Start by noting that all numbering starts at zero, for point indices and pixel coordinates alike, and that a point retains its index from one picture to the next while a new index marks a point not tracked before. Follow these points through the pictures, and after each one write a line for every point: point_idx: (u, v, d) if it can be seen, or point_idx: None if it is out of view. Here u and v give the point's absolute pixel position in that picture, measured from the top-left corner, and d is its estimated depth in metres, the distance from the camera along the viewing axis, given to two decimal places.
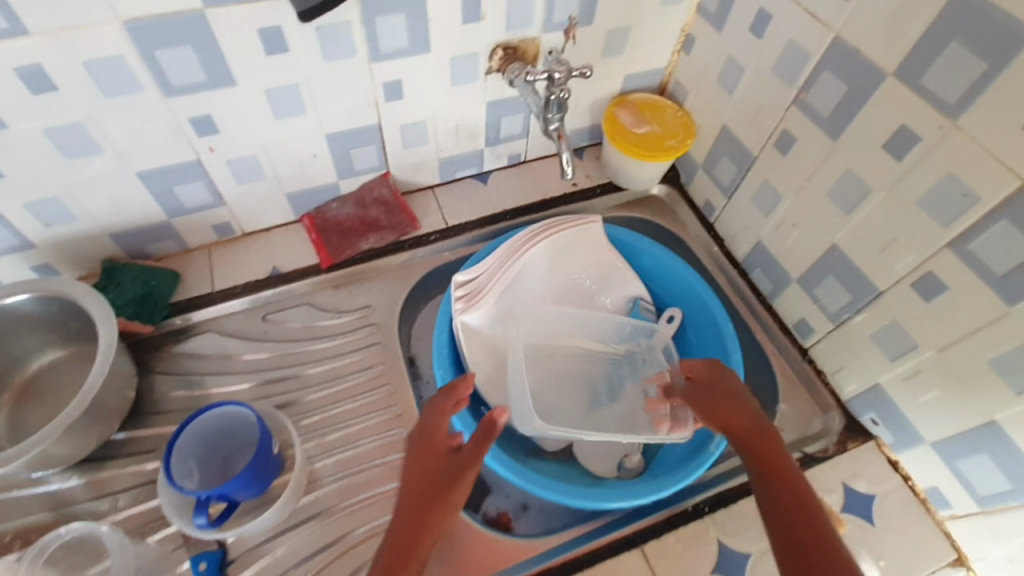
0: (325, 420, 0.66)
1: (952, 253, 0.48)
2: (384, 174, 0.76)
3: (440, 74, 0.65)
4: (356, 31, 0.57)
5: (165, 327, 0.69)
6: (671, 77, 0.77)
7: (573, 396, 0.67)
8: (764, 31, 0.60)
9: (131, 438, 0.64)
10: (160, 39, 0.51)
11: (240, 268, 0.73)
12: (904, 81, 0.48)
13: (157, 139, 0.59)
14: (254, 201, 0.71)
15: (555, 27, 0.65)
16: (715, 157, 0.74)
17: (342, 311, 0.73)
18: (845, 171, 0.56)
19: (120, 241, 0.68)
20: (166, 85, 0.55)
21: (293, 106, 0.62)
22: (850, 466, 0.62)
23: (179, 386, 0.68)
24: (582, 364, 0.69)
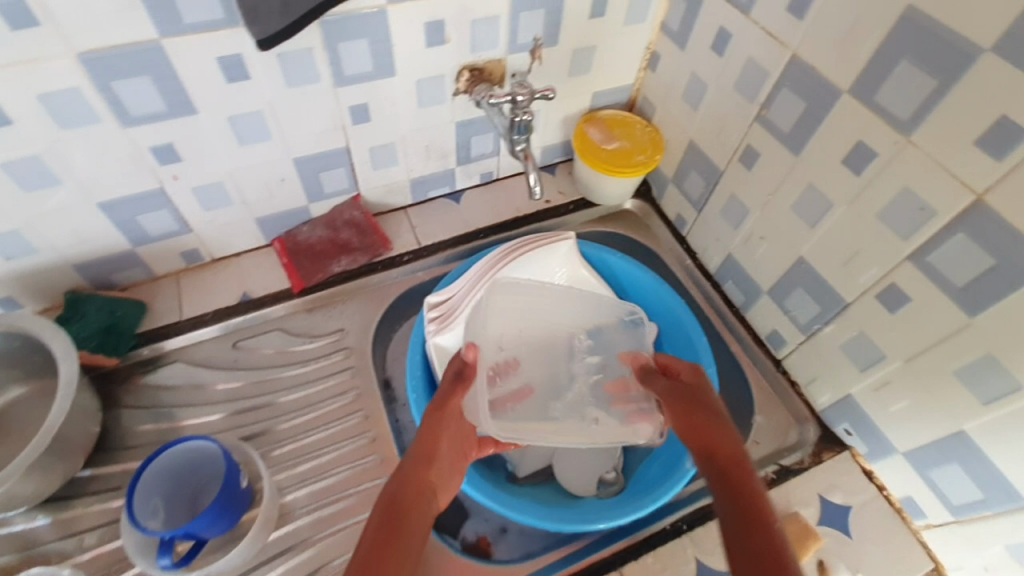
0: (298, 449, 0.65)
1: (912, 265, 0.49)
2: (355, 196, 0.75)
3: (407, 97, 0.66)
4: (319, 56, 0.57)
5: (132, 358, 0.68)
6: (639, 94, 0.78)
7: (545, 393, 0.60)
8: (725, 49, 0.61)
9: (97, 475, 0.63)
10: (117, 70, 0.51)
11: (210, 295, 0.72)
12: (858, 98, 0.49)
13: (119, 168, 0.58)
14: (222, 227, 0.70)
15: (520, 47, 0.66)
16: (684, 171, 0.75)
17: (315, 336, 0.72)
18: (807, 185, 0.57)
19: (84, 272, 0.67)
20: (125, 115, 0.54)
21: (258, 132, 0.62)
22: (826, 477, 0.62)
23: (148, 419, 0.66)
24: (554, 359, 0.63)
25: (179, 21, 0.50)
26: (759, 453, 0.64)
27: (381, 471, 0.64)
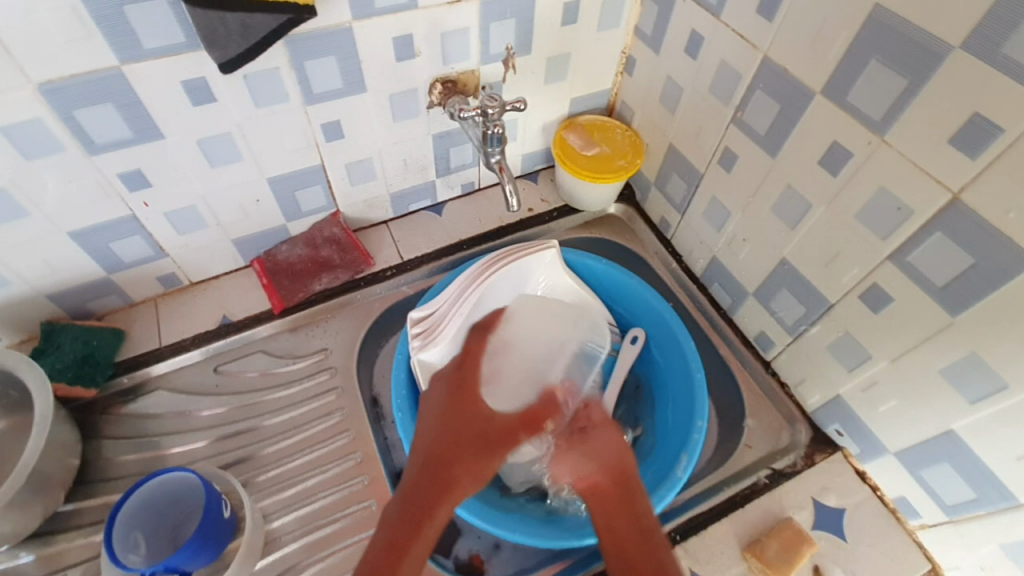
0: (284, 474, 0.64)
1: (893, 265, 0.49)
2: (334, 213, 0.74)
3: (380, 112, 0.65)
4: (286, 76, 0.57)
5: (111, 388, 0.66)
6: (617, 98, 0.78)
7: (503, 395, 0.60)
8: (698, 52, 0.61)
9: (79, 508, 0.61)
10: (79, 99, 0.50)
11: (189, 319, 0.71)
12: (831, 98, 0.48)
13: (87, 197, 0.57)
14: (199, 250, 0.69)
15: (492, 58, 0.65)
16: (665, 175, 0.74)
17: (299, 356, 0.71)
18: (786, 187, 0.56)
19: (60, 302, 0.65)
20: (90, 144, 0.53)
21: (229, 153, 0.61)
22: (820, 479, 0.61)
23: (131, 449, 0.65)
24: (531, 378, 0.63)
25: (139, 47, 0.49)
26: (751, 458, 0.64)
27: (369, 493, 0.63)
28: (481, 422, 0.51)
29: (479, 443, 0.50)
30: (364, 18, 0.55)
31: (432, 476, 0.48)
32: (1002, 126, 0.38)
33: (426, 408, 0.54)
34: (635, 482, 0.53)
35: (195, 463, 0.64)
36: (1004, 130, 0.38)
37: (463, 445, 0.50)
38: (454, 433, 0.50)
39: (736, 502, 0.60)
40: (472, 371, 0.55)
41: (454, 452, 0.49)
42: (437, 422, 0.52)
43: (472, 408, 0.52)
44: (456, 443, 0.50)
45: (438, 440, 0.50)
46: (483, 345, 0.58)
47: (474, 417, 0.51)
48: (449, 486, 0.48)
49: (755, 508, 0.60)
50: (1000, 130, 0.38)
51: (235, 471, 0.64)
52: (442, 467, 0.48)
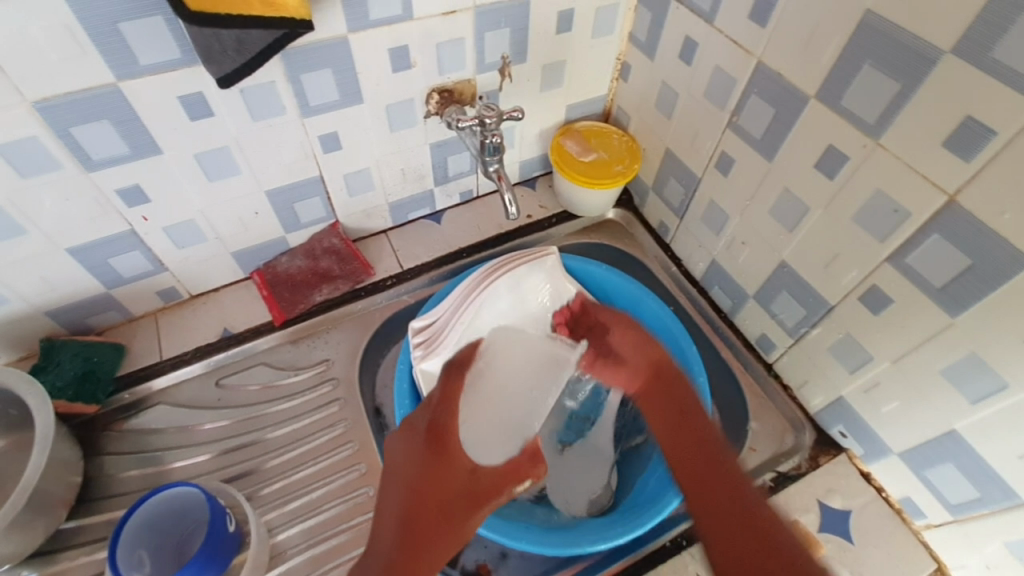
0: (288, 486, 0.64)
1: (891, 266, 0.49)
2: (333, 223, 0.74)
3: (377, 123, 0.65)
4: (283, 89, 0.57)
5: (113, 404, 0.66)
6: (613, 103, 0.78)
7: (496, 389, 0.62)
8: (692, 58, 0.61)
9: (82, 526, 0.60)
10: (76, 116, 0.50)
11: (190, 333, 0.71)
12: (826, 102, 0.49)
13: (85, 214, 0.57)
14: (198, 264, 0.69)
15: (488, 67, 0.66)
16: (663, 179, 0.74)
17: (301, 368, 0.71)
18: (783, 190, 0.57)
19: (60, 318, 0.65)
20: (87, 160, 0.53)
21: (226, 167, 0.61)
22: (825, 481, 0.62)
23: (134, 464, 0.64)
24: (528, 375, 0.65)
25: (134, 64, 0.49)
26: (757, 461, 0.64)
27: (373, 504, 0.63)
28: (465, 475, 0.51)
29: (463, 494, 0.49)
30: (359, 30, 0.55)
31: (417, 526, 0.46)
32: (994, 128, 0.39)
33: (393, 460, 0.51)
34: (672, 377, 0.60)
35: (198, 478, 0.64)
36: (997, 133, 0.38)
37: (447, 496, 0.49)
38: (434, 482, 0.49)
39: None
40: (448, 415, 0.54)
41: (437, 511, 0.48)
42: (416, 474, 0.49)
43: (454, 456, 0.51)
44: (443, 491, 0.49)
45: (420, 496, 0.48)
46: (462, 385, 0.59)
47: (457, 464, 0.51)
48: (432, 547, 0.45)
49: None
50: (993, 132, 0.39)
51: (239, 485, 0.64)
52: (421, 524, 0.47)
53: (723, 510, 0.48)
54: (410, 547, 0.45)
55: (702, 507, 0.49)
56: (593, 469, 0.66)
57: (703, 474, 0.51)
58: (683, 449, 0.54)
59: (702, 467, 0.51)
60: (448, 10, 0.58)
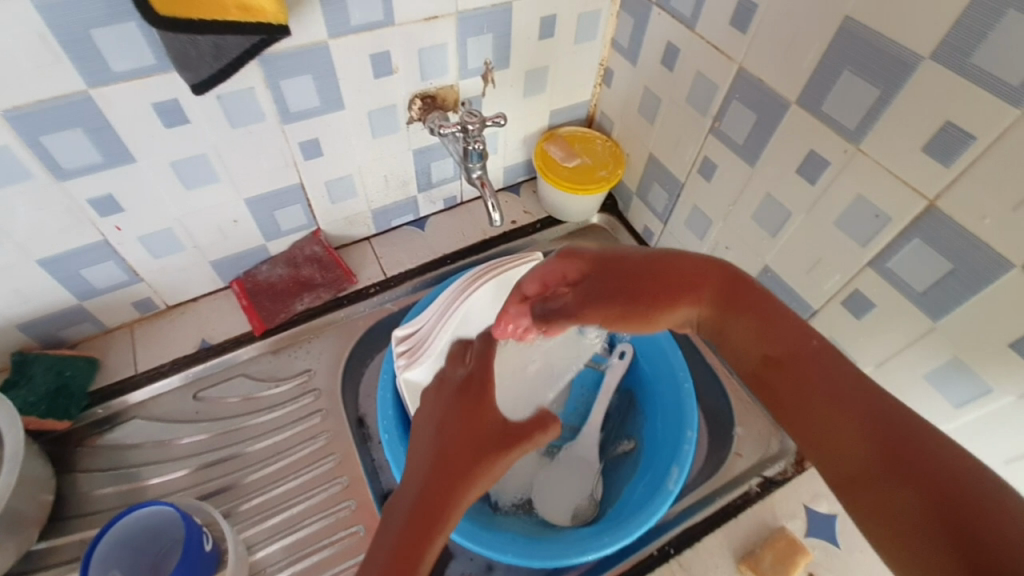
0: (269, 502, 0.62)
1: (873, 271, 0.49)
2: (315, 231, 0.73)
3: (358, 129, 0.64)
4: (261, 95, 0.56)
5: (86, 419, 0.64)
6: (597, 109, 0.78)
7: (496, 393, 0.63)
8: (674, 64, 0.61)
9: (53, 547, 0.58)
10: (46, 124, 0.48)
11: (167, 344, 0.69)
12: (807, 108, 0.49)
13: (57, 223, 0.56)
14: (175, 274, 0.68)
15: (471, 73, 0.65)
16: (647, 184, 0.74)
17: (282, 380, 0.69)
18: (765, 195, 0.57)
19: (31, 331, 0.63)
20: (58, 169, 0.52)
21: (203, 175, 0.60)
22: (811, 486, 0.62)
23: (109, 481, 0.62)
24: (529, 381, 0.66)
25: (107, 70, 0.48)
26: (743, 466, 0.63)
27: (357, 518, 0.61)
28: (499, 422, 0.43)
29: (494, 437, 0.42)
30: (339, 36, 0.54)
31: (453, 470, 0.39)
32: (973, 134, 0.39)
33: (422, 413, 0.46)
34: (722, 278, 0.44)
35: (175, 494, 0.62)
36: (976, 138, 0.39)
37: (479, 436, 0.42)
38: (469, 427, 0.42)
39: (729, 512, 0.60)
40: (481, 371, 0.47)
41: (470, 451, 0.41)
42: (442, 416, 0.43)
43: (485, 402, 0.45)
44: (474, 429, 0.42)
45: (452, 441, 0.41)
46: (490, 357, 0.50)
47: (484, 410, 0.44)
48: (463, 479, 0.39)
49: (748, 518, 0.60)
50: (971, 137, 0.39)
51: (217, 501, 0.62)
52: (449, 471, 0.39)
53: (876, 474, 0.33)
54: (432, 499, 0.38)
55: (852, 492, 0.34)
56: (577, 479, 0.65)
57: (839, 431, 0.36)
58: (790, 399, 0.38)
59: (832, 431, 0.36)
60: (430, 16, 0.57)
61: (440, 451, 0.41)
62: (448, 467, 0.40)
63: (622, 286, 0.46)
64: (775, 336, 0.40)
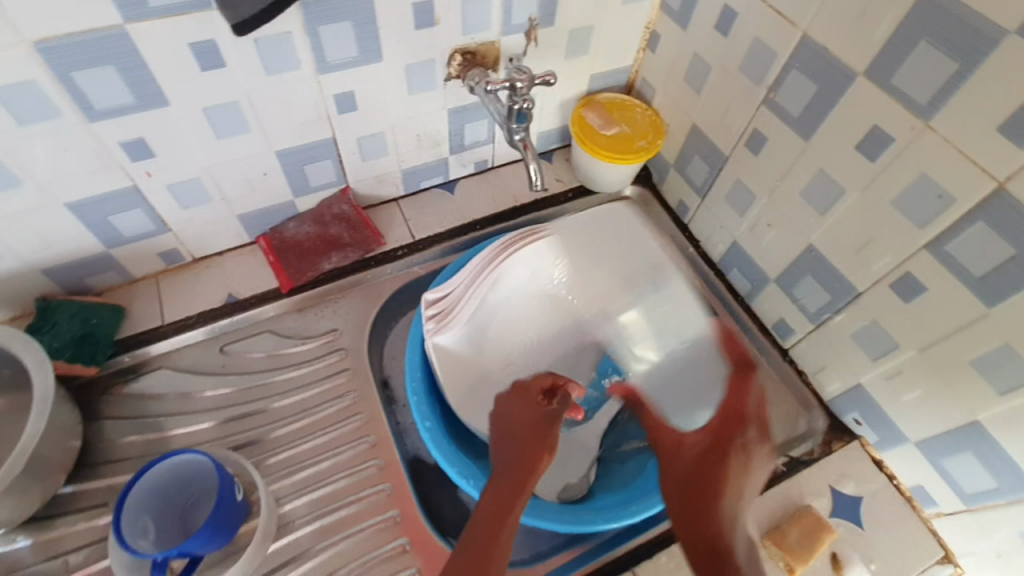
0: (295, 457, 0.62)
1: (929, 254, 0.48)
2: (344, 189, 0.71)
3: (395, 84, 0.62)
4: (299, 41, 0.53)
5: (112, 366, 0.64)
6: (638, 75, 0.75)
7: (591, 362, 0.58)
8: (729, 29, 0.58)
9: (81, 491, 0.59)
10: (78, 59, 0.47)
11: (192, 297, 0.69)
12: (874, 80, 0.47)
13: (82, 167, 0.54)
14: (202, 226, 0.67)
15: (514, 29, 0.62)
16: (687, 156, 0.72)
17: (308, 337, 0.69)
18: (818, 171, 0.55)
19: (55, 277, 0.63)
20: (89, 108, 0.50)
21: (235, 124, 0.58)
22: (838, 467, 0.62)
23: (132, 430, 0.63)
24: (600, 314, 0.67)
25: (142, 5, 0.45)
26: None
27: (383, 477, 0.61)
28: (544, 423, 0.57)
29: (535, 439, 0.56)
30: None
31: (514, 483, 0.52)
32: None
33: (511, 411, 0.59)
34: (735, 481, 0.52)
35: (201, 446, 0.62)
36: None
37: (531, 433, 0.56)
38: (530, 437, 0.56)
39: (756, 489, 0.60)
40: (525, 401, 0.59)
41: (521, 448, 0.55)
42: (518, 425, 0.58)
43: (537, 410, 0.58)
44: (533, 435, 0.56)
45: (522, 439, 0.56)
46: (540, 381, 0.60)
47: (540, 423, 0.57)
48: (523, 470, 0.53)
49: (774, 495, 0.60)
50: None
51: (245, 454, 0.62)
52: (516, 481, 0.52)
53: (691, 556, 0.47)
54: (499, 508, 0.50)
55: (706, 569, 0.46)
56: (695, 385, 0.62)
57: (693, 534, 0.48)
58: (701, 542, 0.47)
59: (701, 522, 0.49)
60: None
61: (509, 454, 0.55)
62: (517, 463, 0.54)
63: (705, 439, 0.56)
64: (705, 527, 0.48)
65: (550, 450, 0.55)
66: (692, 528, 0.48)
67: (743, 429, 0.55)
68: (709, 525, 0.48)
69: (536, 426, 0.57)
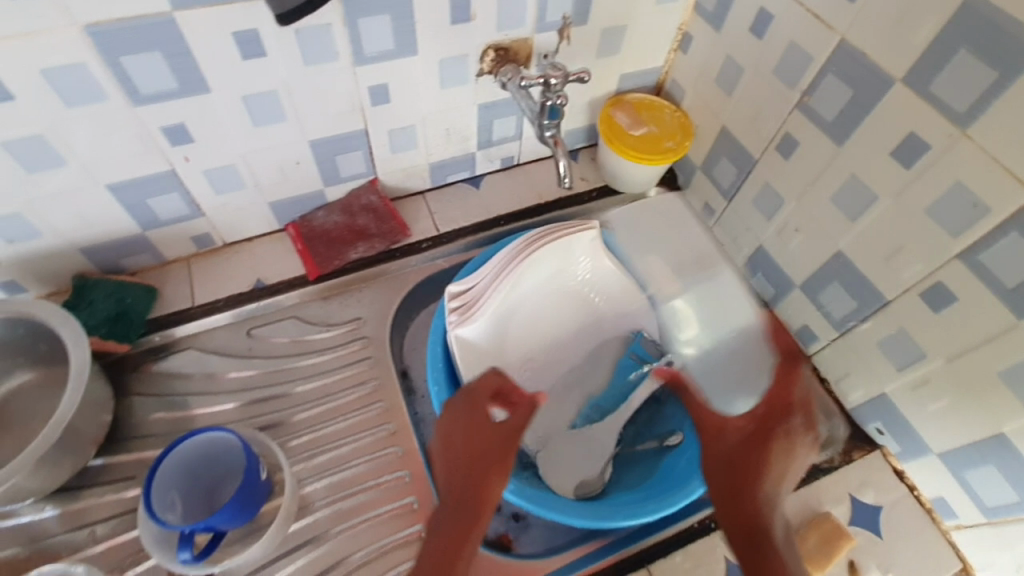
0: (316, 441, 0.63)
1: (961, 263, 0.47)
2: (372, 180, 0.73)
3: (428, 78, 0.63)
4: (338, 33, 0.54)
5: (142, 345, 0.66)
6: (668, 76, 0.75)
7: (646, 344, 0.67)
8: (765, 32, 0.58)
9: (110, 464, 0.61)
10: (126, 44, 0.48)
11: (221, 281, 0.70)
12: (912, 87, 0.47)
13: (124, 149, 0.56)
14: (235, 211, 0.68)
15: (548, 26, 0.63)
16: (714, 158, 0.72)
17: (332, 325, 0.70)
18: (850, 177, 0.54)
19: (92, 256, 0.65)
20: (135, 93, 0.52)
21: (272, 113, 0.59)
22: (858, 475, 0.61)
23: (159, 407, 0.64)
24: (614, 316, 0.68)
25: None
26: None
27: (402, 464, 0.62)
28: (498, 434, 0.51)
29: (487, 446, 0.51)
30: None
31: (474, 505, 0.49)
32: None
33: (451, 418, 0.54)
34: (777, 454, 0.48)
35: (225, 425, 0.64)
36: None
37: (476, 450, 0.51)
38: (472, 451, 0.51)
39: None
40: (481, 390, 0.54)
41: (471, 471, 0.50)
42: (464, 446, 0.52)
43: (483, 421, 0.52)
44: (474, 456, 0.51)
45: (470, 458, 0.51)
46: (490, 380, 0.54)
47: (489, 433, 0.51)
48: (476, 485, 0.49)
49: (793, 501, 0.60)
50: None
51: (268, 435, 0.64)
52: (471, 504, 0.49)
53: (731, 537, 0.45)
54: (458, 530, 0.48)
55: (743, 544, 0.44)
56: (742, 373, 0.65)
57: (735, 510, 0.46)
58: (742, 519, 0.45)
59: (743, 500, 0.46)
60: None
61: (457, 478, 0.51)
62: (460, 484, 0.50)
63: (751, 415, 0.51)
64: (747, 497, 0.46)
65: (502, 473, 0.50)
66: (728, 497, 0.46)
67: (788, 416, 0.50)
68: (750, 497, 0.46)
69: (482, 437, 0.52)
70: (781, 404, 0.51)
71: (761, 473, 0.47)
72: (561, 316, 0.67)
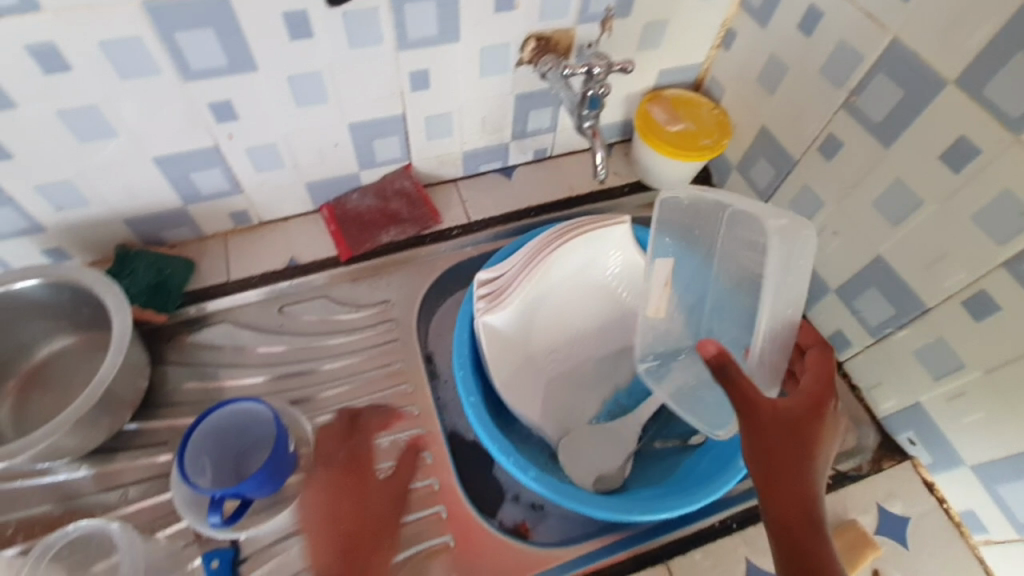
0: (341, 418, 0.65)
1: (1008, 272, 0.46)
2: (407, 165, 0.73)
3: (468, 65, 0.63)
4: (384, 16, 0.55)
5: (177, 316, 0.68)
6: (707, 74, 0.74)
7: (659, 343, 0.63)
8: (813, 29, 0.57)
9: (144, 429, 0.63)
10: (181, 20, 0.49)
11: (255, 258, 0.72)
12: (966, 90, 0.45)
13: (172, 123, 0.57)
14: (273, 190, 0.69)
15: (591, 18, 0.63)
16: (752, 158, 0.71)
17: (361, 306, 0.71)
18: (894, 180, 0.53)
19: (135, 227, 0.67)
20: (186, 68, 0.53)
21: (315, 94, 0.60)
22: (886, 485, 0.60)
23: (192, 377, 0.66)
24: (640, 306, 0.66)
25: None
26: None
27: (425, 446, 0.63)
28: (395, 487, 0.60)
29: (385, 509, 0.59)
30: None
31: (345, 551, 0.55)
32: None
33: (316, 478, 0.59)
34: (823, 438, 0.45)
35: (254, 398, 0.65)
36: None
37: (367, 512, 0.58)
38: (359, 496, 0.59)
39: None
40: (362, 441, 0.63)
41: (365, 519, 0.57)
42: (333, 494, 0.59)
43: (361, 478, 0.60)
44: (363, 519, 0.57)
45: (348, 506, 0.58)
46: (368, 434, 0.63)
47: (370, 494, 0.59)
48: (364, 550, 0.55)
49: None
50: None
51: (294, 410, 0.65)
52: (349, 536, 0.56)
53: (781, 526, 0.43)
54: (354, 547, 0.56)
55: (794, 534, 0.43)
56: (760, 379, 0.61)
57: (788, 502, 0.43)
58: (792, 509, 0.43)
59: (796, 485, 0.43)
60: None
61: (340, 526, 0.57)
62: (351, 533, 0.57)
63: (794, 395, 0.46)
64: (797, 485, 0.43)
65: (393, 532, 0.58)
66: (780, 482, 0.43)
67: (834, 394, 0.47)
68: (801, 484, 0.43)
69: (370, 490, 0.60)
70: (826, 389, 0.47)
71: (813, 454, 0.44)
72: (587, 310, 0.67)
